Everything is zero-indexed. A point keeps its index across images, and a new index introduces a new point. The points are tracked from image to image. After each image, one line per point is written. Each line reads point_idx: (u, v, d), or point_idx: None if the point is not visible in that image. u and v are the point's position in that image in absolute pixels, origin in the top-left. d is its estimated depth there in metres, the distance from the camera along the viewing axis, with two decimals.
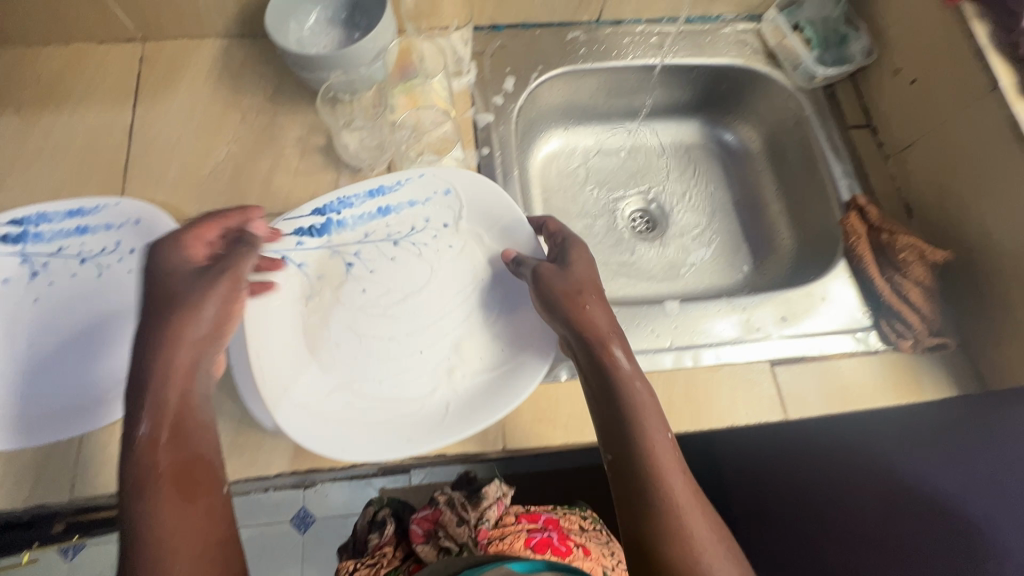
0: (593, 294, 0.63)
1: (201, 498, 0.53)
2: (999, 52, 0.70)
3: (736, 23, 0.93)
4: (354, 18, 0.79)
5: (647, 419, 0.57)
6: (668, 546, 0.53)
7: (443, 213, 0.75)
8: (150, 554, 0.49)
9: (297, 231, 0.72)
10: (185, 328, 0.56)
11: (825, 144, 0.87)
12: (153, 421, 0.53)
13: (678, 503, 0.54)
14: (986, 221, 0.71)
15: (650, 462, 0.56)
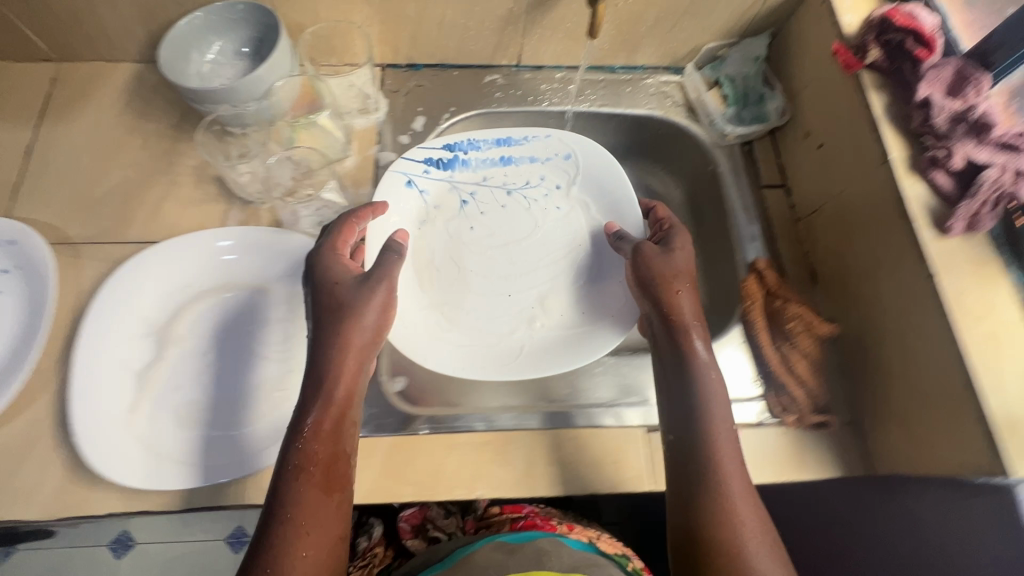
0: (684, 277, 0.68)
1: (337, 470, 0.56)
2: (893, 124, 0.68)
3: (658, 75, 0.93)
4: (256, 47, 0.78)
5: (713, 404, 0.61)
6: (724, 531, 0.55)
7: (558, 176, 0.85)
8: (300, 512, 0.52)
9: (425, 160, 0.83)
10: (361, 314, 0.63)
11: (736, 202, 0.85)
12: (342, 389, 0.60)
13: (726, 474, 0.57)
14: (874, 297, 0.69)
15: (710, 432, 0.60)
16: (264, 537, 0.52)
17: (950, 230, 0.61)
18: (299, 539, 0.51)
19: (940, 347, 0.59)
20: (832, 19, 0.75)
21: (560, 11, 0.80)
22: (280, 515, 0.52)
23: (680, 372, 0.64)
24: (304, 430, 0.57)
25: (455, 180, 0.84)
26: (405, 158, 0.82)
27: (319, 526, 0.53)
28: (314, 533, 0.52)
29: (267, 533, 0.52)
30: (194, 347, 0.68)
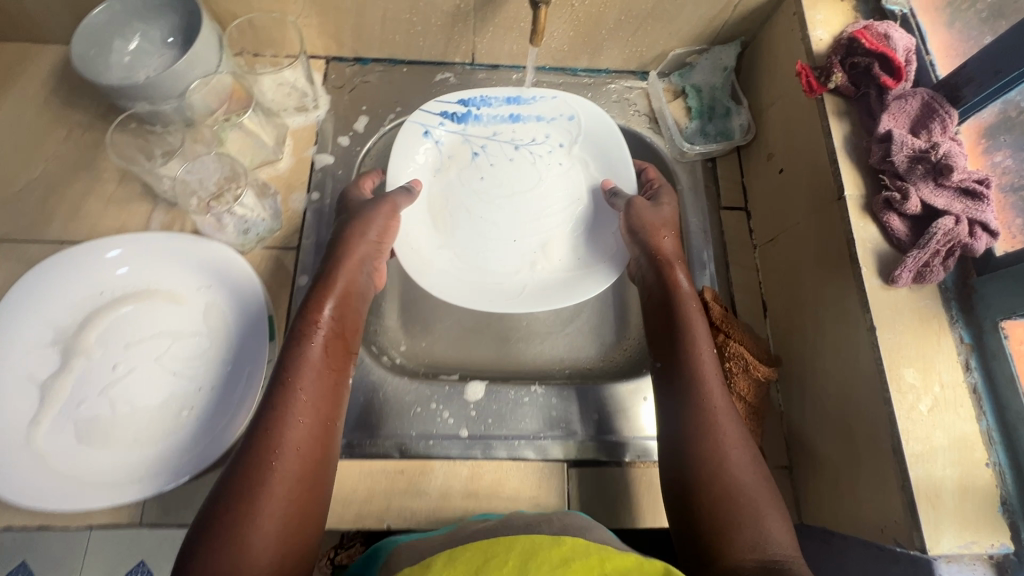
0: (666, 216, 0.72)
1: (335, 355, 0.60)
2: (851, 157, 0.63)
3: (622, 80, 0.87)
4: (184, 35, 0.72)
5: (694, 333, 0.64)
6: (700, 437, 0.58)
7: (565, 135, 0.82)
8: (292, 381, 0.56)
9: (441, 113, 0.81)
10: (358, 233, 0.66)
11: (692, 223, 0.80)
12: (347, 294, 0.64)
13: (708, 387, 0.61)
14: (817, 342, 0.64)
15: (692, 347, 0.63)
16: (263, 406, 0.54)
17: (897, 280, 0.57)
18: (287, 404, 0.54)
19: (873, 405, 0.56)
20: (803, 34, 0.69)
21: (511, 9, 0.74)
22: (280, 378, 0.56)
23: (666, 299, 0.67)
24: (311, 319, 0.60)
25: (467, 133, 0.82)
26: (423, 110, 0.80)
27: (307, 395, 0.56)
28: (298, 401, 0.55)
29: (266, 407, 0.54)
30: (101, 359, 0.64)
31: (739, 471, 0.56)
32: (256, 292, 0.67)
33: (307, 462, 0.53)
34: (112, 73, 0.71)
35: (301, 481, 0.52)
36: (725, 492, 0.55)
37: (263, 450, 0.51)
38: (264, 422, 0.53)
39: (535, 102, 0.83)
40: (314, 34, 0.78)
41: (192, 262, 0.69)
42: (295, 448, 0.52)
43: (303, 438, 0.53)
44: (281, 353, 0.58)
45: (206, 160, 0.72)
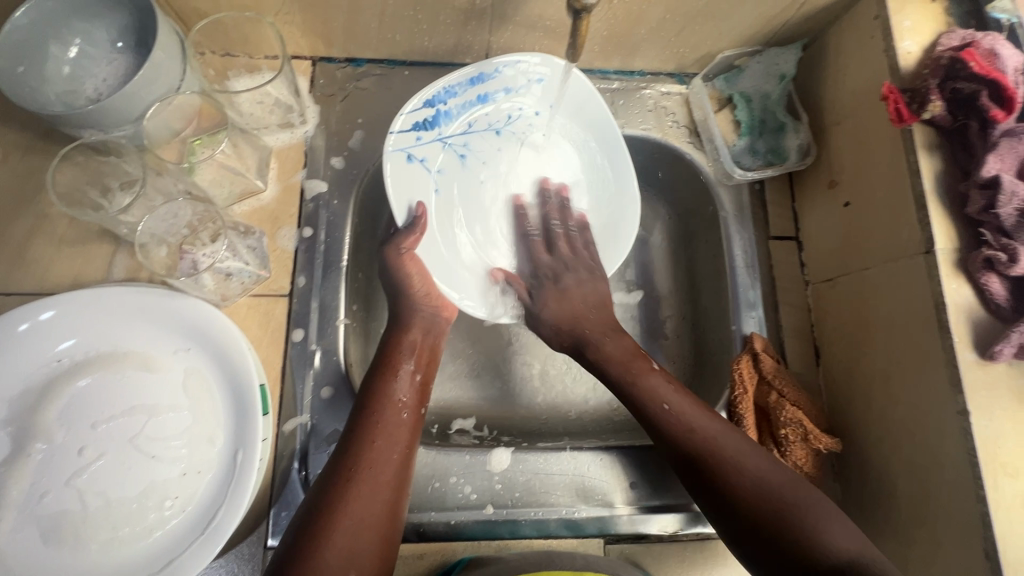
0: (602, 324, 0.65)
1: (415, 401, 0.58)
2: (943, 203, 0.53)
3: (659, 84, 0.75)
4: (138, 37, 0.59)
5: (676, 408, 0.56)
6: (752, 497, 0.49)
7: (543, 98, 0.69)
8: (372, 429, 0.53)
9: (410, 125, 0.63)
10: (416, 283, 0.62)
11: (738, 256, 0.70)
12: (427, 336, 0.62)
13: (733, 460, 0.51)
14: (885, 411, 0.57)
15: (716, 452, 0.52)
16: (340, 454, 0.52)
17: (997, 357, 0.49)
18: (367, 455, 0.52)
19: (960, 500, 0.49)
20: (887, 44, 0.58)
21: (538, 6, 0.62)
22: (360, 423, 0.54)
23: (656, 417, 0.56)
24: (395, 363, 0.59)
25: (444, 137, 0.67)
26: (393, 133, 0.62)
27: (388, 446, 0.53)
28: (376, 454, 0.52)
29: (345, 454, 0.52)
30: (65, 441, 0.55)
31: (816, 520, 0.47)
32: (244, 360, 0.57)
33: (383, 515, 0.50)
34: (49, 86, 0.57)
35: (355, 531, 0.48)
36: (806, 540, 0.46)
37: (339, 500, 0.49)
38: (345, 467, 0.51)
39: (499, 74, 0.66)
40: (297, 32, 0.65)
41: (167, 321, 0.58)
42: (370, 502, 0.50)
43: (383, 489, 0.51)
44: (361, 405, 0.56)
45: (176, 201, 0.60)
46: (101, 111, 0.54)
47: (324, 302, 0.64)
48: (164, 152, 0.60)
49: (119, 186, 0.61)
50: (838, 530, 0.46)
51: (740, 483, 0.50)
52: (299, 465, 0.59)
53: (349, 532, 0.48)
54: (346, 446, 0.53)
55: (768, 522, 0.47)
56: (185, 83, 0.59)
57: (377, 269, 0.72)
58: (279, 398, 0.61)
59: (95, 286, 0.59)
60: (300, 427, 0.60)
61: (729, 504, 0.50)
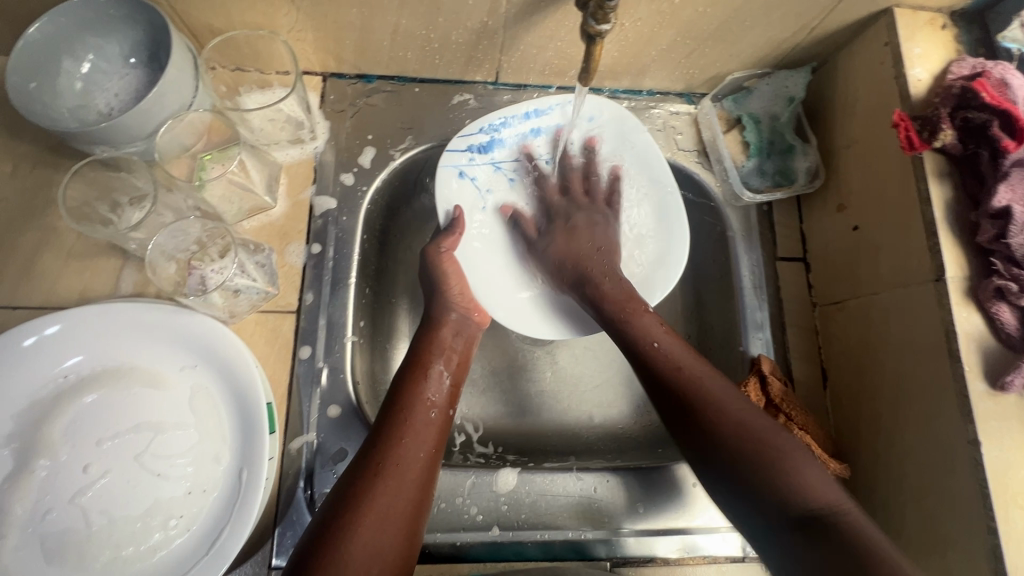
0: (603, 261, 0.65)
1: (444, 402, 0.58)
2: (953, 231, 0.53)
3: (668, 104, 0.75)
4: (149, 52, 0.59)
5: (641, 324, 0.59)
6: (697, 401, 0.52)
7: (592, 135, 0.72)
8: (400, 427, 0.53)
9: (467, 147, 0.69)
10: (452, 282, 0.64)
11: (746, 277, 0.70)
12: (457, 337, 0.62)
13: (688, 370, 0.54)
14: (895, 436, 0.57)
15: (674, 362, 0.55)
16: (367, 453, 0.52)
17: (1008, 387, 0.49)
18: (393, 453, 0.52)
19: (970, 530, 0.49)
20: (897, 71, 0.59)
21: (550, 27, 0.62)
22: (390, 419, 0.54)
23: (644, 352, 0.57)
24: (425, 363, 0.59)
25: (496, 162, 0.71)
26: (447, 150, 0.68)
27: (416, 445, 0.53)
28: (404, 451, 0.52)
29: (371, 453, 0.52)
30: (69, 458, 0.54)
31: (752, 420, 0.50)
32: (252, 379, 0.56)
33: (406, 515, 0.49)
34: (60, 101, 0.57)
35: (377, 527, 0.47)
36: (745, 441, 0.49)
37: (365, 497, 0.49)
38: (374, 463, 0.51)
39: (552, 113, 0.70)
40: (309, 49, 0.65)
41: (173, 338, 0.57)
42: (395, 500, 0.49)
43: (408, 489, 0.50)
44: (394, 402, 0.56)
45: (187, 219, 0.60)
46: (113, 128, 0.54)
47: (331, 319, 0.64)
48: (174, 168, 0.61)
49: (128, 202, 0.60)
50: (811, 478, 0.46)
51: (723, 421, 0.50)
52: (304, 485, 0.59)
53: (371, 528, 0.47)
54: (373, 443, 0.53)
55: (740, 458, 0.48)
56: (197, 100, 0.59)
57: (385, 284, 0.72)
58: (285, 417, 0.61)
59: (102, 301, 0.59)
60: (306, 446, 0.60)
61: (707, 436, 0.50)
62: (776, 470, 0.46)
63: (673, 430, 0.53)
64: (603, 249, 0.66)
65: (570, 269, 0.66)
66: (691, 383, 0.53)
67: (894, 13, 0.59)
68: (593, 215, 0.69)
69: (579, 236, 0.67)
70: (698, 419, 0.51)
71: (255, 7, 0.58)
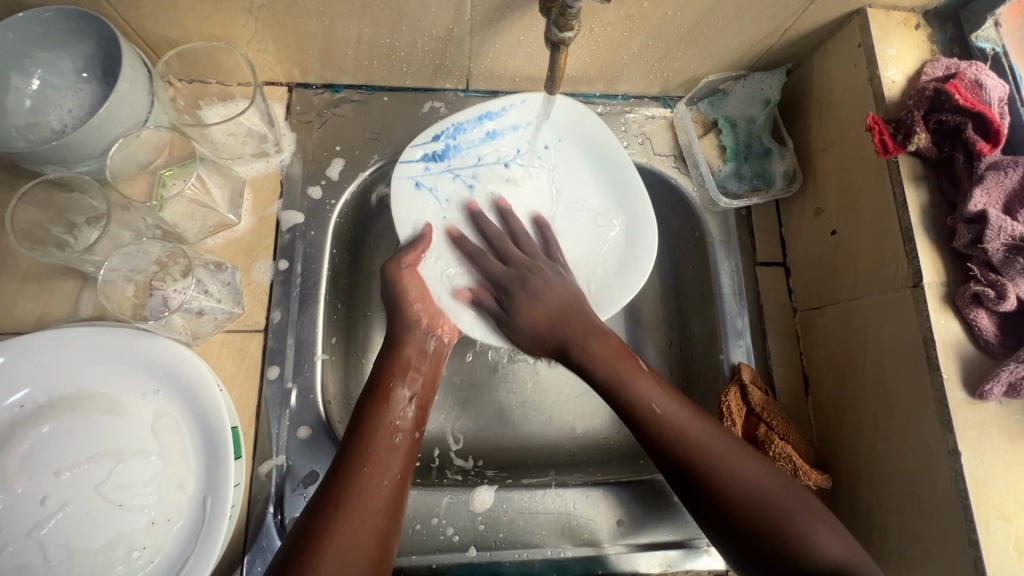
0: (582, 321, 0.62)
1: (410, 425, 0.56)
2: (929, 236, 0.52)
3: (643, 108, 0.74)
4: (103, 67, 0.57)
5: (636, 390, 0.56)
6: (700, 464, 0.51)
7: (550, 132, 0.69)
8: (362, 454, 0.52)
9: (419, 158, 0.67)
10: (414, 298, 0.62)
11: (725, 282, 0.69)
12: (421, 357, 0.61)
13: (688, 435, 0.53)
14: (876, 443, 0.56)
15: (677, 431, 0.53)
16: (329, 484, 0.51)
17: (987, 396, 0.48)
18: (356, 484, 0.50)
19: (952, 542, 0.48)
20: (871, 73, 0.58)
21: (517, 33, 0.60)
22: (351, 446, 0.53)
23: (644, 417, 0.55)
24: (389, 386, 0.58)
25: (454, 169, 0.68)
26: (401, 162, 0.66)
27: (380, 472, 0.52)
28: (366, 481, 0.51)
29: (334, 484, 0.50)
30: (26, 490, 0.52)
31: (755, 479, 0.50)
32: (215, 402, 0.55)
33: (373, 544, 0.48)
34: (9, 119, 0.55)
35: (342, 558, 0.46)
36: (759, 510, 0.48)
37: (328, 527, 0.47)
38: (336, 494, 0.50)
39: (507, 113, 0.68)
40: (271, 60, 0.64)
41: (134, 362, 0.55)
42: (360, 530, 0.48)
43: (373, 516, 0.49)
44: (354, 428, 0.54)
45: (144, 240, 0.58)
46: (62, 147, 0.52)
47: (300, 338, 0.62)
48: (134, 187, 0.59)
49: (85, 222, 0.58)
50: (826, 535, 0.48)
51: (736, 488, 0.49)
52: (274, 510, 0.57)
53: (335, 559, 0.46)
54: (335, 473, 0.51)
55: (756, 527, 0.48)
56: (153, 116, 0.57)
57: (358, 298, 0.71)
58: (253, 440, 0.59)
59: (59, 326, 0.57)
60: (275, 469, 0.58)
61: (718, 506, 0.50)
62: (791, 536, 0.47)
63: (686, 501, 0.52)
64: (563, 310, 0.62)
65: (547, 335, 0.62)
66: (693, 454, 0.52)
67: (866, 13, 0.58)
68: (544, 274, 0.65)
69: (542, 301, 0.63)
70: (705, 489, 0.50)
71: (212, 18, 0.56)
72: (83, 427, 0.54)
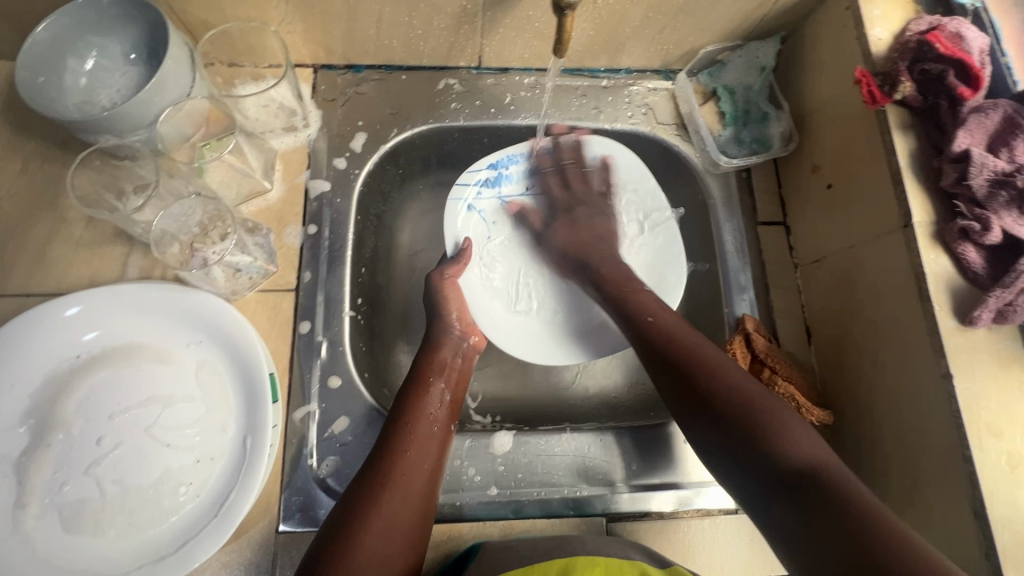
0: (602, 246, 0.71)
1: (445, 416, 0.60)
2: (918, 179, 0.56)
3: (645, 81, 0.78)
4: (149, 49, 0.62)
5: (638, 304, 0.63)
6: (684, 361, 0.55)
7: (600, 171, 0.76)
8: (404, 440, 0.55)
9: (475, 181, 0.74)
10: (452, 307, 0.67)
11: (727, 241, 0.72)
12: (456, 356, 0.65)
13: (680, 339, 0.58)
14: (875, 379, 0.59)
15: (673, 341, 0.58)
16: (373, 463, 0.54)
17: (977, 322, 0.51)
18: (399, 466, 0.54)
19: (948, 460, 0.50)
20: (859, 32, 0.61)
21: (525, 8, 0.65)
22: (393, 435, 0.56)
23: (640, 326, 0.61)
24: (427, 380, 0.61)
25: (503, 196, 0.76)
26: (457, 184, 0.74)
27: (420, 457, 0.55)
28: (409, 463, 0.54)
29: (378, 463, 0.54)
30: (82, 432, 0.57)
31: (743, 381, 0.53)
32: (253, 351, 0.59)
33: (412, 523, 0.52)
34: (66, 98, 0.60)
35: (385, 537, 0.50)
36: (740, 402, 0.50)
37: (373, 505, 0.51)
38: (381, 477, 0.53)
39: (557, 150, 0.76)
40: (299, 41, 0.69)
41: (178, 316, 0.60)
42: (400, 510, 0.51)
43: (414, 497, 0.53)
44: (397, 418, 0.57)
45: (186, 199, 0.63)
46: (117, 117, 0.57)
47: (329, 295, 0.66)
48: (177, 155, 0.64)
49: (132, 190, 0.64)
50: (797, 435, 0.48)
51: (714, 382, 0.53)
52: (308, 452, 0.61)
53: (378, 537, 0.49)
54: (380, 455, 0.54)
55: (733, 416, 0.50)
56: (195, 90, 0.62)
57: (381, 264, 0.75)
58: (287, 388, 0.63)
59: (110, 284, 0.62)
60: (309, 416, 0.62)
61: (701, 398, 0.52)
62: (768, 430, 0.48)
63: (667, 395, 0.56)
64: (603, 237, 0.72)
65: (572, 254, 0.72)
66: (684, 351, 0.56)
67: None
68: (593, 207, 0.75)
69: (581, 226, 0.73)
70: (695, 376, 0.54)
71: (247, 0, 0.61)
72: (132, 377, 0.59)
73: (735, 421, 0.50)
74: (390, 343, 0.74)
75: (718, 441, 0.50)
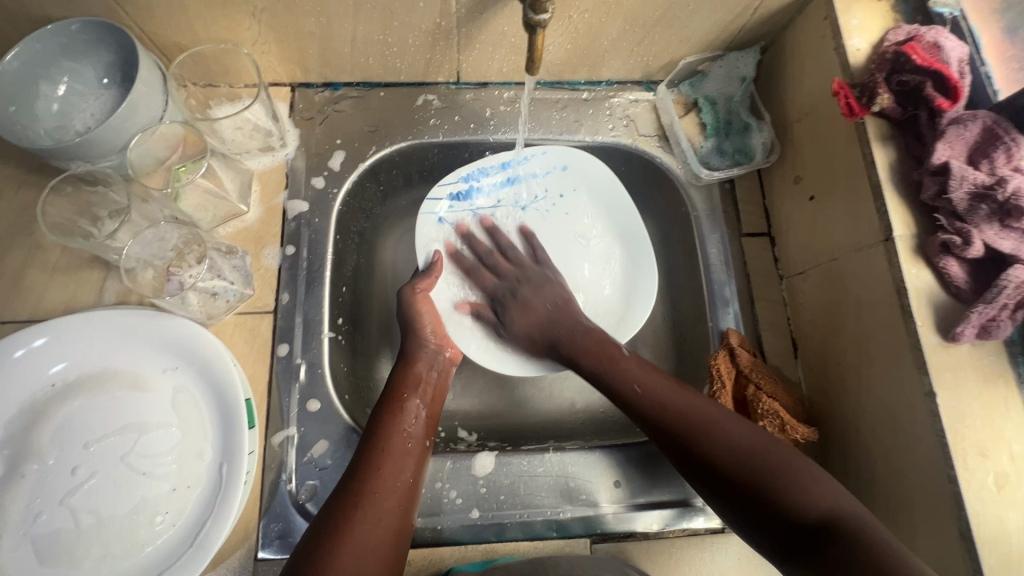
0: (570, 320, 0.67)
1: (420, 432, 0.59)
2: (898, 192, 0.55)
3: (627, 92, 0.77)
4: (122, 73, 0.61)
5: (619, 371, 0.61)
6: (684, 430, 0.54)
7: (565, 182, 0.76)
8: (377, 458, 0.55)
9: (446, 196, 0.74)
10: (426, 321, 0.66)
11: (712, 253, 0.71)
12: (432, 370, 0.64)
13: (674, 404, 0.56)
14: (861, 395, 0.58)
15: (671, 409, 0.56)
16: (348, 483, 0.53)
17: (959, 338, 0.50)
18: (374, 483, 0.53)
19: (932, 480, 0.49)
20: (837, 43, 0.60)
21: (499, 24, 0.64)
22: (366, 453, 0.55)
23: (627, 397, 0.59)
24: (401, 396, 0.60)
25: (476, 209, 0.76)
26: (427, 199, 0.73)
27: (395, 474, 0.54)
28: (384, 480, 0.53)
29: (352, 481, 0.53)
30: (58, 461, 0.56)
31: (741, 436, 0.52)
32: (230, 376, 0.58)
33: (387, 541, 0.51)
34: (39, 124, 0.60)
35: (360, 557, 0.48)
36: (743, 463, 0.50)
37: (347, 523, 0.50)
38: (354, 497, 0.52)
39: (525, 163, 0.75)
40: (274, 61, 0.69)
41: (154, 341, 0.60)
42: (375, 529, 0.50)
43: (387, 515, 0.52)
44: (370, 436, 0.57)
45: (161, 225, 0.63)
46: (88, 143, 0.57)
47: (308, 317, 0.66)
48: (151, 180, 0.64)
49: (107, 215, 0.63)
50: (812, 487, 0.47)
51: (716, 448, 0.51)
52: (287, 478, 0.61)
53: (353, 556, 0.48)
54: (353, 473, 0.54)
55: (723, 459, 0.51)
56: (168, 114, 0.61)
57: (362, 283, 0.74)
58: (266, 413, 0.62)
59: (86, 310, 0.61)
60: (287, 440, 0.62)
61: (706, 464, 0.51)
62: (775, 487, 0.48)
63: (672, 459, 0.55)
64: (557, 305, 0.69)
65: (540, 335, 0.68)
66: (681, 413, 0.55)
67: None
68: (534, 283, 0.71)
69: (532, 308, 0.69)
70: (693, 441, 0.53)
71: (218, 22, 0.61)
72: (109, 404, 0.59)
73: (747, 484, 0.49)
74: (372, 364, 0.73)
75: (732, 500, 0.50)
